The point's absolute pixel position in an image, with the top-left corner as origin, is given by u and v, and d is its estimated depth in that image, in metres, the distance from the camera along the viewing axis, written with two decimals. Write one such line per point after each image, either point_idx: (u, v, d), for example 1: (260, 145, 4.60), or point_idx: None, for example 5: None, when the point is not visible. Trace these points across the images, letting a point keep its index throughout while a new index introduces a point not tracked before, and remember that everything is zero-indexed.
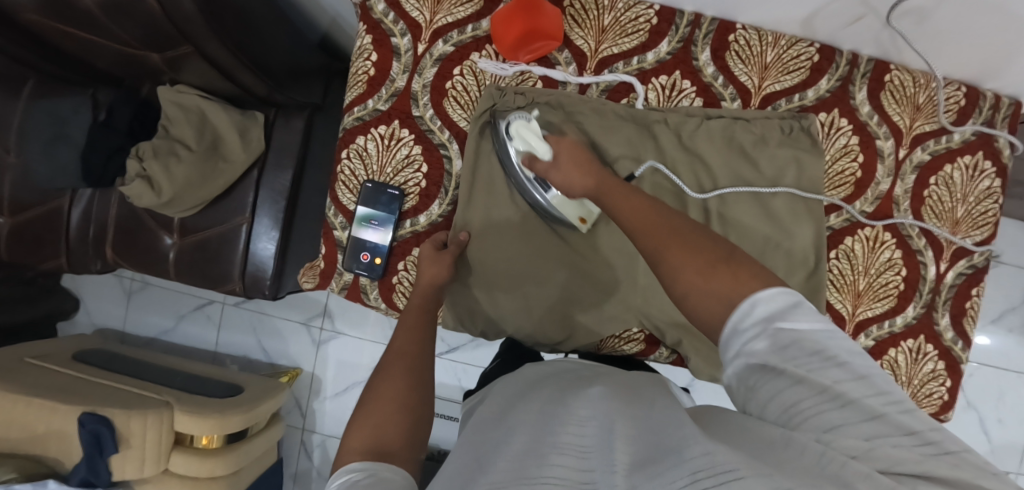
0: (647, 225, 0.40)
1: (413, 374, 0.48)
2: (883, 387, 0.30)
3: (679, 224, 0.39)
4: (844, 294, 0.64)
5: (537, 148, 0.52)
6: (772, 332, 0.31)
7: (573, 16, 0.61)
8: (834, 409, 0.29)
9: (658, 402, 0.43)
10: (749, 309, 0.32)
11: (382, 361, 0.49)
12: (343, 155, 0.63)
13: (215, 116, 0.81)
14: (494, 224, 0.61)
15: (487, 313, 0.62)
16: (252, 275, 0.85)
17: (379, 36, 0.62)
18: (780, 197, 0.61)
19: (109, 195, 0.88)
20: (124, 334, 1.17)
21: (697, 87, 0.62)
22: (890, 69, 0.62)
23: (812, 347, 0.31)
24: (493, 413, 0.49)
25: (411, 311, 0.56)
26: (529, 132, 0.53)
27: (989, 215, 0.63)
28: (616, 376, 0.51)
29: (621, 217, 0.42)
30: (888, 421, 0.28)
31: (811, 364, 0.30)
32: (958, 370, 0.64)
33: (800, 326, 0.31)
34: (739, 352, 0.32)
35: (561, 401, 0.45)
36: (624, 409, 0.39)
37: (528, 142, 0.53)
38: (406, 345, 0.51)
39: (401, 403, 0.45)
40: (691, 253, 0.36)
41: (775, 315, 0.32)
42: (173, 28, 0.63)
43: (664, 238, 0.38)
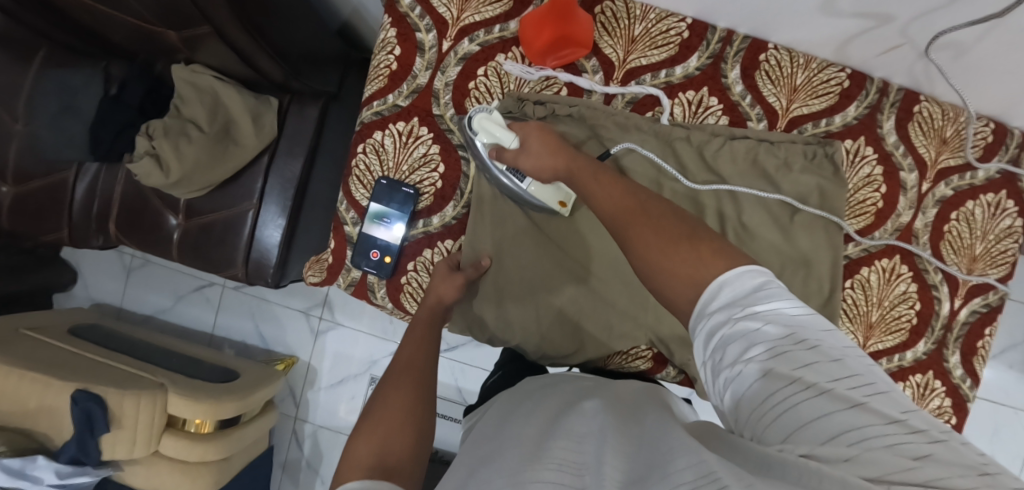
0: (619, 206, 0.39)
1: (421, 381, 0.48)
2: (859, 373, 0.27)
3: (652, 210, 0.38)
4: (856, 324, 0.63)
5: (502, 137, 0.51)
6: (740, 317, 0.30)
7: (604, 24, 0.60)
8: (804, 398, 0.26)
9: (671, 417, 0.42)
10: (716, 292, 0.31)
11: (389, 370, 0.49)
12: (359, 149, 0.61)
13: (228, 99, 0.79)
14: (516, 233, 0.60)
15: (496, 321, 0.61)
16: (255, 261, 0.84)
17: (403, 29, 0.60)
18: (802, 225, 0.60)
19: (116, 170, 0.86)
20: (121, 310, 1.15)
21: (724, 105, 0.61)
22: (920, 101, 0.61)
23: (780, 331, 0.29)
24: (497, 424, 0.49)
25: (418, 327, 0.54)
26: (493, 124, 0.51)
27: (1009, 255, 0.62)
28: (616, 391, 0.51)
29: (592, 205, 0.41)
30: (865, 410, 0.26)
31: (778, 345, 0.28)
32: (965, 409, 0.63)
33: (770, 309, 0.29)
34: (710, 345, 0.30)
35: (562, 417, 0.45)
36: (622, 428, 0.39)
37: (494, 135, 0.52)
38: (414, 357, 0.51)
39: (407, 409, 0.44)
40: (659, 230, 0.36)
41: (743, 298, 0.30)
42: (192, 9, 0.62)
43: (632, 217, 0.37)
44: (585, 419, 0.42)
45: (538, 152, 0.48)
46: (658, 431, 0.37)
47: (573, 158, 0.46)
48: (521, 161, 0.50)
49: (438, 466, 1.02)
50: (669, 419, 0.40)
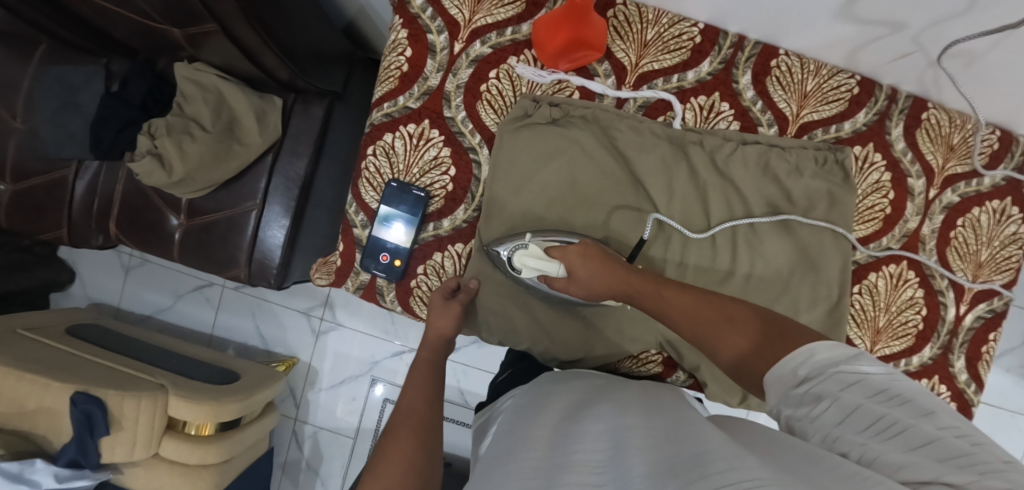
0: (699, 310, 0.43)
1: (423, 434, 0.48)
2: (951, 423, 0.29)
3: (729, 308, 0.42)
4: (863, 329, 0.63)
5: (549, 270, 0.52)
6: (830, 369, 0.33)
7: (616, 27, 0.60)
8: (886, 433, 0.29)
9: (690, 415, 0.42)
10: (807, 354, 0.35)
11: (392, 421, 0.49)
12: (369, 151, 0.61)
13: (233, 97, 0.78)
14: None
15: (505, 325, 0.61)
16: (258, 262, 0.83)
17: (414, 31, 0.60)
18: (811, 227, 0.60)
19: (116, 168, 0.85)
20: (119, 310, 1.14)
21: (735, 110, 0.61)
22: (928, 107, 0.62)
23: (872, 384, 0.32)
24: (508, 424, 0.49)
25: (419, 369, 0.56)
26: (532, 259, 0.52)
27: (1013, 261, 0.63)
28: (630, 389, 0.50)
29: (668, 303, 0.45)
30: (944, 444, 0.28)
31: (864, 393, 0.32)
32: (969, 412, 0.64)
33: (862, 370, 0.33)
34: (796, 387, 0.34)
35: (578, 417, 0.44)
36: (640, 425, 0.39)
37: (536, 268, 0.53)
38: (415, 403, 0.51)
39: (409, 465, 0.44)
40: (744, 332, 0.39)
41: (834, 358, 0.34)
42: (201, 7, 0.61)
43: (714, 319, 0.41)
44: (602, 417, 0.42)
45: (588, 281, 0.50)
46: (680, 430, 0.37)
47: (629, 279, 0.48)
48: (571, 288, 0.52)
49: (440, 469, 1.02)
50: (686, 418, 0.40)
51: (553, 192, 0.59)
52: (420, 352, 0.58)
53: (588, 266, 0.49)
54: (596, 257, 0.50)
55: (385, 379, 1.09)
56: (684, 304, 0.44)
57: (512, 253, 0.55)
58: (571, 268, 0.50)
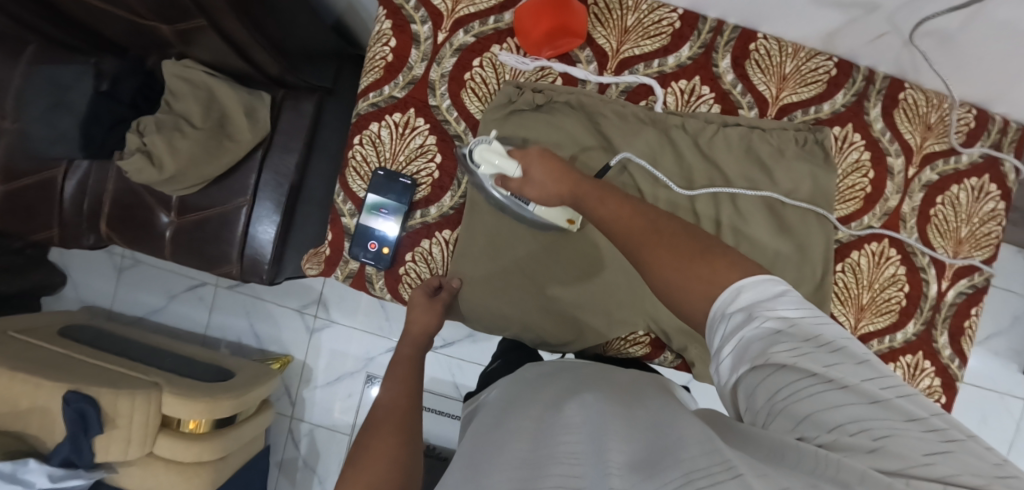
0: (632, 225, 0.41)
1: (405, 430, 0.49)
2: (883, 375, 0.31)
3: (665, 228, 0.40)
4: (848, 307, 0.64)
5: (507, 168, 0.52)
6: (763, 316, 0.33)
7: (597, 15, 0.60)
8: (829, 392, 0.30)
9: (675, 405, 0.42)
10: (735, 294, 0.34)
11: (373, 416, 0.50)
12: (356, 140, 0.61)
13: (222, 94, 0.79)
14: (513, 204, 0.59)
15: (493, 311, 0.61)
16: (250, 258, 0.84)
17: (399, 21, 0.61)
18: (795, 208, 0.62)
19: (108, 168, 0.85)
20: (112, 312, 1.13)
21: (716, 94, 0.62)
22: (905, 88, 0.63)
23: (802, 331, 0.32)
24: (495, 416, 0.50)
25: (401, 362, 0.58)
26: (494, 154, 0.52)
27: (992, 237, 0.65)
28: (619, 379, 0.51)
29: (604, 220, 0.43)
30: (888, 405, 0.29)
31: (793, 341, 0.31)
32: (954, 388, 0.65)
33: (791, 314, 0.33)
34: (733, 338, 0.33)
35: (558, 405, 0.45)
36: (620, 415, 0.39)
37: (496, 164, 0.52)
38: (398, 398, 0.52)
39: (394, 462, 0.45)
40: (679, 252, 0.38)
41: (761, 301, 0.33)
42: (190, 3, 0.62)
43: (646, 238, 0.39)
44: (583, 405, 0.42)
45: (544, 185, 0.48)
46: (661, 421, 0.38)
47: (579, 186, 0.46)
48: (526, 189, 0.50)
49: (436, 463, 1.02)
50: (671, 408, 0.41)
51: None
52: (402, 348, 0.60)
53: (542, 169, 0.48)
54: (553, 162, 0.48)
55: (379, 375, 1.09)
56: (620, 221, 0.42)
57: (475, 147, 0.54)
58: (529, 169, 0.49)
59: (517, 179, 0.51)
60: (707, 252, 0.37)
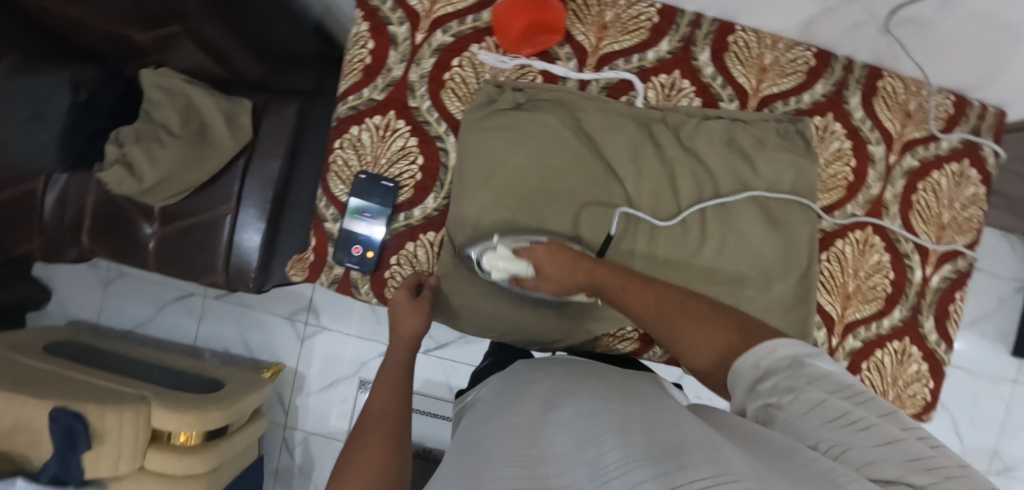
0: (659, 305, 0.46)
1: (394, 439, 0.46)
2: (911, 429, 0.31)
3: (693, 307, 0.45)
4: (834, 295, 0.64)
5: (519, 270, 0.53)
6: (796, 364, 0.36)
7: (575, 11, 0.60)
8: (848, 425, 0.31)
9: (674, 405, 0.42)
10: (769, 347, 0.38)
11: (360, 425, 0.48)
12: (336, 144, 0.61)
13: (201, 102, 0.78)
14: (501, 208, 0.60)
15: (479, 312, 0.61)
16: (236, 267, 0.83)
17: (376, 23, 0.60)
18: (778, 200, 0.62)
19: (88, 179, 0.84)
20: (98, 326, 1.11)
21: (696, 87, 0.62)
22: (883, 76, 0.64)
23: (832, 381, 0.35)
24: (486, 410, 0.50)
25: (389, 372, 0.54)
26: (498, 259, 0.54)
27: (972, 221, 0.66)
28: (610, 378, 0.51)
29: (631, 305, 0.48)
30: (905, 443, 0.29)
31: (818, 383, 0.34)
32: (941, 372, 0.65)
33: (825, 370, 0.36)
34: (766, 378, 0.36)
35: (552, 407, 0.45)
36: (610, 410, 0.40)
37: (506, 268, 0.54)
38: (387, 406, 0.49)
39: (380, 473, 0.42)
40: (705, 328, 0.43)
41: (797, 355, 0.37)
42: (160, 7, 0.61)
43: (672, 314, 0.45)
44: (576, 409, 0.42)
45: (557, 276, 0.52)
46: (654, 419, 0.38)
47: (594, 272, 0.51)
48: (542, 284, 0.53)
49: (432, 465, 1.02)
50: (666, 406, 0.41)
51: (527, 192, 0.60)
52: (394, 353, 0.56)
53: (553, 262, 0.52)
54: (562, 252, 0.52)
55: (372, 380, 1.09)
56: (645, 305, 0.47)
57: (482, 255, 0.55)
58: (540, 267, 0.52)
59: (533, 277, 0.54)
60: (742, 329, 0.41)
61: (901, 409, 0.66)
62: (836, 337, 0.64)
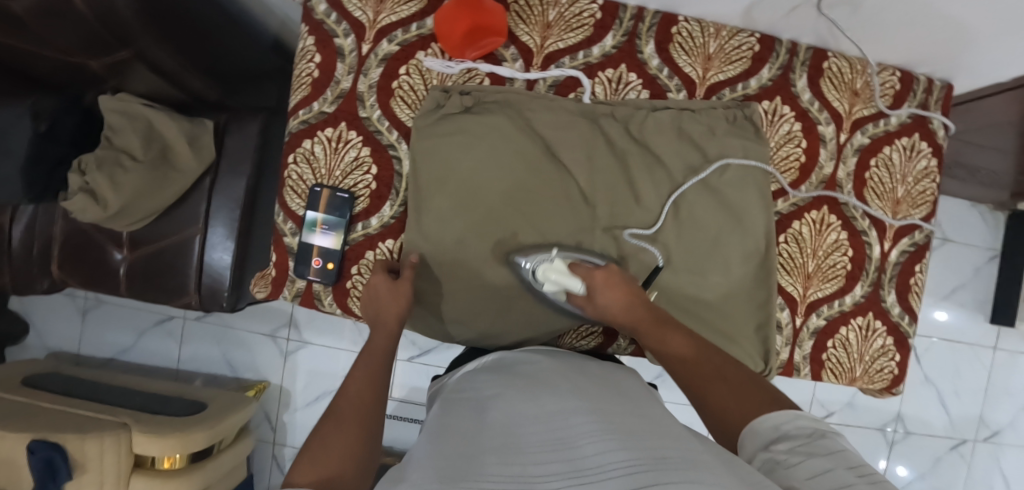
0: (694, 361, 0.51)
1: (366, 427, 0.48)
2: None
3: (727, 370, 0.49)
4: (795, 276, 0.65)
5: (572, 286, 0.56)
6: (817, 438, 0.38)
7: (518, 12, 0.60)
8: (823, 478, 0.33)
9: (655, 416, 0.46)
10: (793, 416, 0.41)
11: (336, 407, 0.49)
12: (290, 159, 0.61)
13: (162, 125, 0.78)
14: (461, 211, 0.60)
15: (449, 312, 0.64)
16: (209, 287, 0.83)
17: (322, 37, 0.61)
18: (731, 184, 0.62)
19: (54, 209, 0.84)
20: (79, 355, 1.11)
21: (643, 79, 0.63)
22: (828, 57, 0.64)
23: (846, 458, 0.35)
24: (475, 390, 0.55)
25: (370, 355, 0.55)
26: (556, 274, 0.57)
27: (927, 194, 0.67)
28: (582, 369, 0.57)
29: (667, 352, 0.52)
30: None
31: (831, 455, 0.36)
32: (905, 344, 0.67)
33: (848, 452, 0.36)
34: (781, 441, 0.39)
35: (534, 395, 0.49)
36: (595, 405, 0.45)
37: (559, 282, 0.57)
38: (364, 391, 0.51)
39: (350, 455, 0.44)
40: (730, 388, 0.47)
41: (824, 433, 0.39)
42: (107, 34, 0.62)
43: (703, 370, 0.50)
44: (560, 403, 0.46)
45: (609, 304, 0.55)
46: (632, 424, 0.42)
47: (640, 314, 0.54)
48: (588, 306, 0.57)
49: None
50: (647, 417, 0.45)
51: (507, 220, 0.61)
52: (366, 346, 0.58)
53: (608, 293, 0.55)
54: (617, 285, 0.55)
55: None
56: (680, 351, 0.52)
57: (538, 265, 0.58)
58: (594, 291, 0.55)
59: (583, 296, 0.57)
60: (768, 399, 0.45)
61: (870, 383, 0.67)
62: (799, 317, 0.65)
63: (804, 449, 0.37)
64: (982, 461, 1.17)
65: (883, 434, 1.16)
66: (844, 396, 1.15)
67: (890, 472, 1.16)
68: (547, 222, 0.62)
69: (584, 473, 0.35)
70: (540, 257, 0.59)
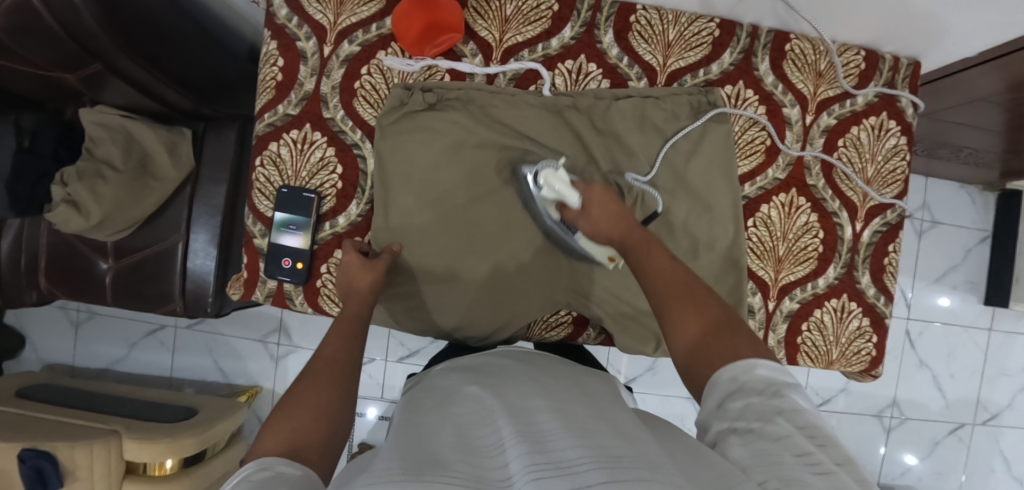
0: (669, 287, 0.46)
1: (339, 385, 0.47)
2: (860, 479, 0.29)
3: (702, 301, 0.45)
4: (765, 261, 0.65)
5: (569, 198, 0.56)
6: (771, 393, 0.35)
7: (476, 8, 0.61)
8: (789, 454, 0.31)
9: (610, 412, 0.46)
10: (753, 365, 0.38)
11: (308, 368, 0.48)
12: (257, 162, 0.62)
13: (142, 136, 0.79)
14: (424, 208, 0.61)
15: (425, 302, 0.64)
16: (194, 292, 0.85)
17: (284, 40, 0.61)
18: (695, 170, 0.63)
19: (40, 222, 0.86)
20: (75, 367, 1.13)
21: (603, 69, 0.63)
22: (790, 39, 0.64)
23: (802, 418, 0.33)
24: (442, 386, 0.56)
25: (345, 318, 0.54)
26: (557, 180, 0.56)
27: (897, 173, 0.66)
28: (551, 371, 0.57)
29: (646, 271, 0.48)
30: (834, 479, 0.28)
31: (788, 415, 0.33)
32: (882, 325, 0.66)
33: (801, 407, 0.34)
34: (737, 399, 0.36)
35: (500, 393, 0.49)
36: (562, 405, 0.44)
37: (559, 192, 0.56)
38: (338, 352, 0.50)
39: (320, 413, 0.43)
40: (702, 333, 0.42)
41: (776, 383, 0.36)
42: (76, 46, 0.62)
43: (677, 299, 0.45)
44: (527, 402, 0.46)
45: (598, 220, 0.54)
46: (597, 424, 0.41)
47: (630, 231, 0.52)
48: (581, 221, 0.55)
49: None
50: (604, 413, 0.44)
51: (475, 212, 0.62)
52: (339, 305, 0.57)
53: (602, 210, 0.54)
54: (611, 202, 0.54)
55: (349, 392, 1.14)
56: (658, 277, 0.47)
57: (541, 169, 0.58)
58: (589, 203, 0.54)
59: (576, 210, 0.56)
60: (738, 341, 0.41)
61: (848, 366, 0.67)
62: (771, 302, 0.65)
63: (764, 412, 0.34)
64: (982, 444, 1.16)
65: (880, 421, 1.15)
66: (837, 384, 1.13)
67: (889, 458, 1.15)
68: (512, 212, 0.63)
69: (557, 469, 0.30)
70: (545, 163, 0.59)
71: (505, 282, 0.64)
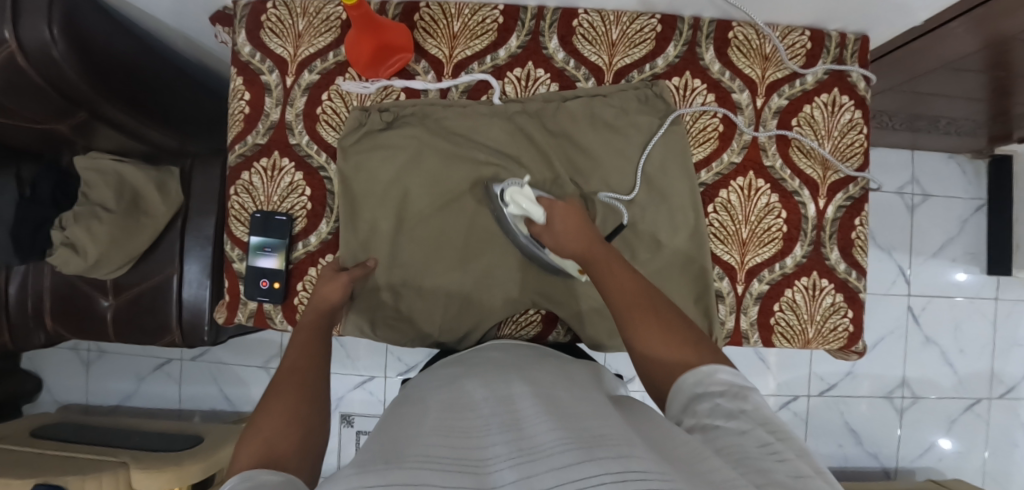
0: (629, 290, 0.49)
1: (304, 389, 0.49)
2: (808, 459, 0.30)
3: (658, 306, 0.47)
4: (729, 244, 0.65)
5: (534, 215, 0.57)
6: (735, 394, 0.37)
7: (424, 28, 0.64)
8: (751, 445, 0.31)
9: (571, 394, 0.47)
10: (710, 368, 0.40)
11: (276, 379, 0.51)
12: (232, 191, 0.66)
13: (133, 177, 0.84)
14: (390, 221, 0.64)
15: (401, 311, 0.66)
16: (190, 322, 0.88)
17: (249, 75, 0.65)
18: (649, 162, 0.64)
19: (43, 266, 0.91)
20: (89, 405, 1.18)
21: (551, 74, 0.65)
22: (732, 27, 0.65)
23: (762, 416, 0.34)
24: (434, 378, 0.58)
25: (303, 329, 0.57)
26: (523, 199, 0.58)
27: (856, 146, 0.66)
28: (524, 361, 0.58)
29: (609, 287, 0.50)
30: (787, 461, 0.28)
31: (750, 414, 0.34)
32: (857, 300, 0.66)
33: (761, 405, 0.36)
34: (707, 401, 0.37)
35: (485, 384, 0.51)
36: (541, 392, 0.46)
37: (525, 210, 0.58)
38: (297, 361, 0.53)
39: (291, 416, 0.45)
40: (664, 335, 0.45)
41: (738, 385, 0.38)
42: (61, 99, 0.67)
43: (634, 307, 0.47)
44: (510, 392, 0.48)
45: (563, 228, 0.56)
46: (573, 406, 0.43)
47: (592, 245, 0.54)
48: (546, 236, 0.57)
49: None
50: (566, 397, 0.46)
51: (441, 219, 0.65)
52: (305, 316, 0.59)
53: (563, 223, 0.56)
54: (574, 216, 0.57)
55: (351, 413, 1.16)
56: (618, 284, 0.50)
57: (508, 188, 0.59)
58: (553, 218, 0.57)
59: (541, 226, 0.58)
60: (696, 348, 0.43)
61: (825, 344, 0.66)
62: (740, 285, 0.65)
63: (730, 413, 0.35)
64: (1001, 419, 1.12)
65: (891, 402, 1.11)
66: (842, 368, 1.11)
67: (905, 441, 1.12)
68: (474, 220, 0.65)
69: (525, 441, 0.33)
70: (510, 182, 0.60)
71: (476, 285, 0.66)
